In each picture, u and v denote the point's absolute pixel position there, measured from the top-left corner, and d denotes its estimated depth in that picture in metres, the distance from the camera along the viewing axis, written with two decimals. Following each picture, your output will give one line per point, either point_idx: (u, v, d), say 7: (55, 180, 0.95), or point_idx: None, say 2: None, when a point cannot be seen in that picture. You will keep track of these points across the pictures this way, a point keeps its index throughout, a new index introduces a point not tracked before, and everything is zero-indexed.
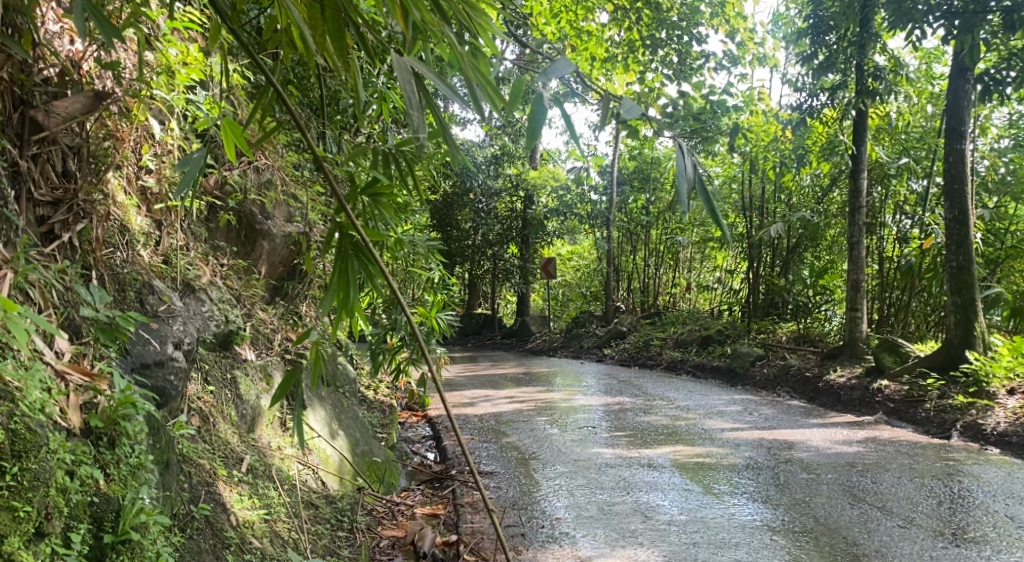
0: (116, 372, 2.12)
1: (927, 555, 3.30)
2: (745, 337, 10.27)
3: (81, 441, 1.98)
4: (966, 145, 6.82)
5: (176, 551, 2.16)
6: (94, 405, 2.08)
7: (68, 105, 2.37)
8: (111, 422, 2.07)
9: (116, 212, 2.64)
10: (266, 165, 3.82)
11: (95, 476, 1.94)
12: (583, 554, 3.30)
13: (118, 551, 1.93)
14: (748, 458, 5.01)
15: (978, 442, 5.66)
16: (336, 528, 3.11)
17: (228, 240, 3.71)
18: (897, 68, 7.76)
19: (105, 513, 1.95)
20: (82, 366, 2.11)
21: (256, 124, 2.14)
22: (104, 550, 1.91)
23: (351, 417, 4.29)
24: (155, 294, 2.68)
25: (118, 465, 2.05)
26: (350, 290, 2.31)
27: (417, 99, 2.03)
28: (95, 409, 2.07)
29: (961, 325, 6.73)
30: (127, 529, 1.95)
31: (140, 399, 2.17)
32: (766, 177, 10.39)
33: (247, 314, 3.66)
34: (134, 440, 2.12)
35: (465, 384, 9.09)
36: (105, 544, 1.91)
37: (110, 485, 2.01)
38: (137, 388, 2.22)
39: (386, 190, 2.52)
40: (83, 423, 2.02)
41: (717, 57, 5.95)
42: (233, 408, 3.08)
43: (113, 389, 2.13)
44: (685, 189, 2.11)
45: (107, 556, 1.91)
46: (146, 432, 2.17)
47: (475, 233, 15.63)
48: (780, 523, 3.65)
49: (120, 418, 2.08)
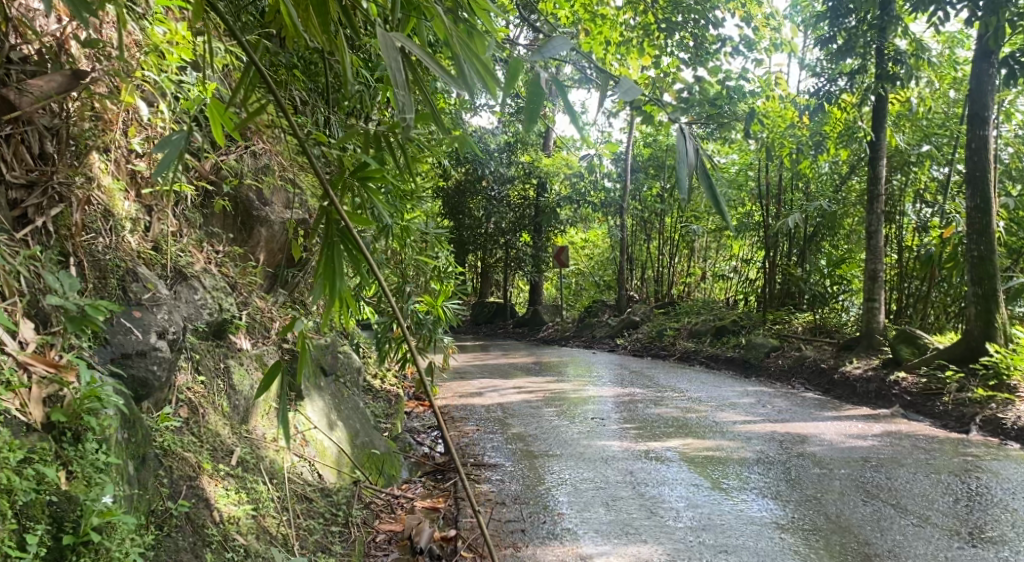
0: (82, 362, 2.07)
1: (941, 556, 3.17)
2: (759, 327, 10.12)
3: (41, 436, 1.93)
4: (990, 131, 6.62)
5: (147, 550, 2.10)
6: (59, 398, 2.03)
7: (43, 85, 2.28)
8: (75, 416, 2.02)
9: (100, 197, 2.59)
10: (263, 150, 3.74)
11: (53, 472, 1.89)
12: (583, 552, 3.20)
13: (78, 553, 1.88)
14: (759, 452, 4.88)
15: (998, 437, 5.50)
16: (330, 522, 3.03)
17: (224, 227, 3.64)
18: (919, 52, 7.54)
19: (66, 513, 1.90)
20: (48, 357, 2.07)
21: (239, 104, 2.07)
22: (63, 551, 1.86)
23: (352, 408, 4.21)
24: (140, 281, 2.61)
25: (81, 461, 1.98)
26: (338, 279, 2.22)
27: (404, 78, 1.93)
28: (60, 402, 2.03)
29: (982, 317, 6.54)
30: (88, 530, 1.89)
31: (108, 392, 2.11)
32: (783, 164, 10.21)
33: (244, 303, 3.56)
34: (102, 435, 2.06)
35: (475, 373, 9.02)
36: (65, 545, 1.86)
37: (72, 483, 1.94)
38: (107, 381, 2.17)
39: (376, 175, 2.44)
40: (45, 417, 1.98)
41: (733, 42, 5.80)
42: (226, 398, 2.99)
43: (80, 381, 2.08)
44: (686, 174, 2.03)
45: (67, 557, 1.86)
46: (116, 427, 2.12)
47: (487, 221, 15.53)
48: (790, 520, 3.53)
49: (85, 412, 2.03)
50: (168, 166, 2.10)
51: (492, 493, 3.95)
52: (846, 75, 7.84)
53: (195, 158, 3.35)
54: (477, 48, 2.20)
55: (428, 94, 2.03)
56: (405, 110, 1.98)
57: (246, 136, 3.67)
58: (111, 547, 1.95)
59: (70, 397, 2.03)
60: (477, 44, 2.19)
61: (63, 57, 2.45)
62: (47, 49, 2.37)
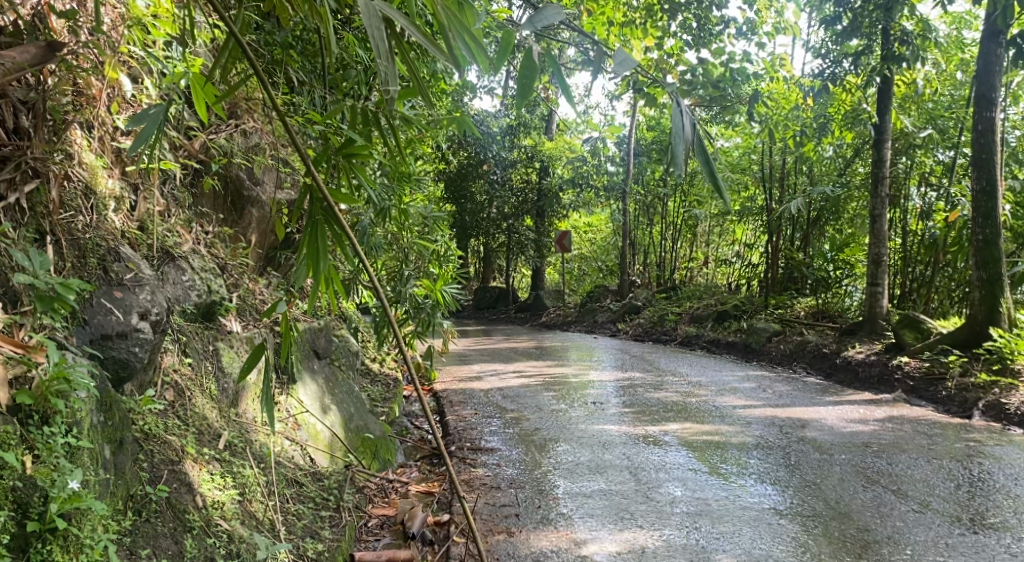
0: (51, 343, 2.02)
1: (942, 542, 3.12)
2: (761, 311, 10.07)
3: (5, 419, 1.88)
4: (997, 113, 6.51)
5: (119, 537, 2.06)
6: (26, 380, 1.98)
7: (17, 55, 2.21)
8: (43, 399, 1.96)
9: (80, 173, 2.56)
10: (254, 129, 3.67)
11: (16, 457, 1.84)
12: (578, 538, 3.15)
13: (45, 540, 1.84)
14: (758, 437, 4.83)
15: (1001, 422, 5.45)
16: (320, 507, 2.98)
17: (215, 207, 3.58)
18: (926, 33, 7.43)
19: (30, 498, 1.85)
20: (15, 338, 2.02)
21: (220, 75, 2.01)
22: (28, 539, 1.82)
23: (346, 392, 4.14)
24: (122, 261, 2.55)
25: (49, 446, 1.93)
26: (320, 260, 2.16)
27: (386, 49, 1.85)
28: (27, 384, 1.97)
29: (986, 301, 6.48)
30: (54, 517, 1.86)
31: (79, 375, 2.07)
32: (787, 146, 10.09)
33: (233, 284, 3.49)
34: (71, 418, 2.02)
35: (475, 358, 8.98)
36: (30, 532, 1.82)
37: (38, 467, 1.89)
38: (79, 363, 2.13)
39: (362, 153, 2.38)
40: (10, 400, 1.92)
41: (737, 25, 5.68)
42: (213, 381, 2.93)
43: (48, 362, 2.04)
44: (682, 150, 1.96)
45: (31, 545, 1.82)
46: (88, 409, 2.08)
47: (490, 205, 15.25)
48: (789, 506, 3.48)
49: (53, 395, 1.98)
50: (146, 140, 2.07)
51: (487, 477, 3.90)
52: (851, 56, 7.71)
53: (184, 137, 3.28)
54: (467, 20, 2.11)
55: (419, 72, 1.99)
56: (389, 82, 1.91)
57: (235, 114, 3.60)
58: (79, 534, 1.91)
59: (37, 379, 1.97)
60: (466, 16, 2.10)
61: (39, 25, 2.41)
62: (22, 20, 2.32)
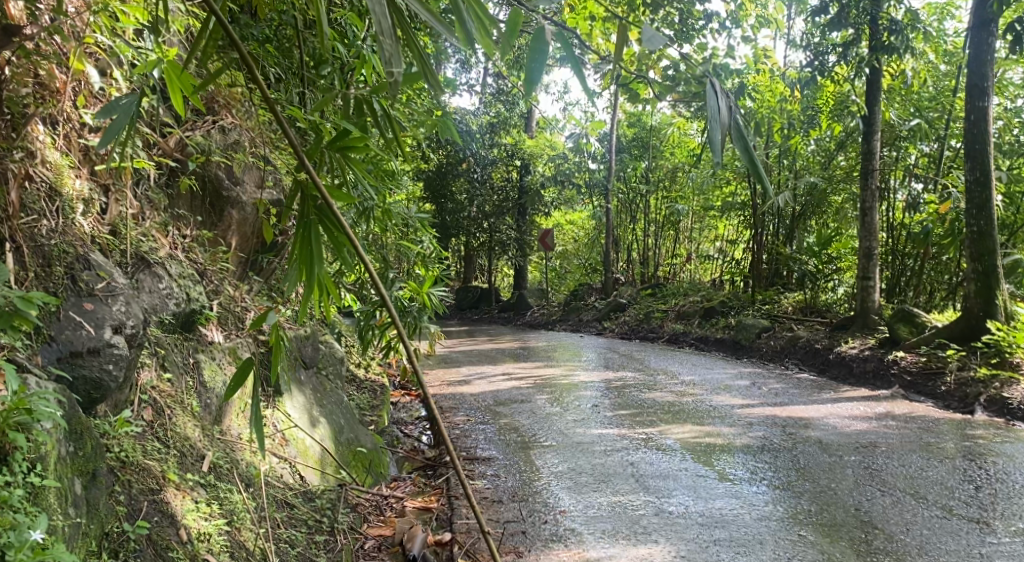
0: (8, 370, 1.81)
1: (975, 552, 2.97)
2: (749, 307, 9.92)
3: None
4: (990, 102, 6.41)
5: None
6: None
7: None
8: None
9: (41, 173, 2.36)
10: (231, 125, 3.44)
11: None
12: (590, 556, 2.97)
13: None
14: (762, 439, 4.67)
15: (1004, 417, 5.34)
16: (314, 531, 2.77)
17: (192, 210, 3.35)
18: (915, 22, 7.24)
19: None
20: None
21: (196, 63, 1.82)
22: None
23: (335, 402, 3.93)
24: (92, 270, 2.33)
25: (7, 488, 1.70)
26: (315, 264, 1.95)
27: (389, 26, 1.68)
28: None
29: (982, 294, 6.35)
30: None
31: (41, 403, 1.85)
32: (770, 139, 9.90)
33: (214, 291, 3.24)
34: (35, 453, 1.81)
35: (461, 360, 8.75)
36: None
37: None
38: (41, 390, 1.91)
39: (358, 145, 2.18)
40: None
41: (718, 19, 5.45)
42: (195, 397, 2.72)
43: (6, 392, 1.82)
44: (720, 135, 1.83)
45: None
46: (53, 443, 1.87)
47: (470, 205, 14.99)
48: (806, 515, 3.33)
49: (13, 428, 1.76)
50: (116, 135, 1.84)
51: (487, 490, 3.71)
52: (839, 49, 7.52)
53: (158, 134, 3.08)
54: None
55: (423, 54, 1.80)
56: (393, 66, 1.74)
57: (212, 109, 3.38)
58: None
59: None
60: None
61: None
62: None
